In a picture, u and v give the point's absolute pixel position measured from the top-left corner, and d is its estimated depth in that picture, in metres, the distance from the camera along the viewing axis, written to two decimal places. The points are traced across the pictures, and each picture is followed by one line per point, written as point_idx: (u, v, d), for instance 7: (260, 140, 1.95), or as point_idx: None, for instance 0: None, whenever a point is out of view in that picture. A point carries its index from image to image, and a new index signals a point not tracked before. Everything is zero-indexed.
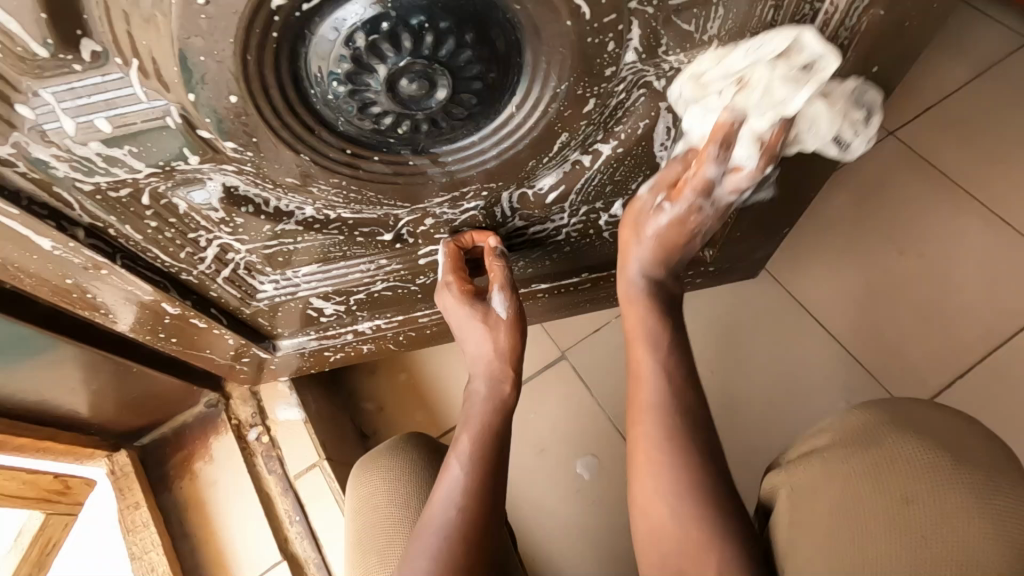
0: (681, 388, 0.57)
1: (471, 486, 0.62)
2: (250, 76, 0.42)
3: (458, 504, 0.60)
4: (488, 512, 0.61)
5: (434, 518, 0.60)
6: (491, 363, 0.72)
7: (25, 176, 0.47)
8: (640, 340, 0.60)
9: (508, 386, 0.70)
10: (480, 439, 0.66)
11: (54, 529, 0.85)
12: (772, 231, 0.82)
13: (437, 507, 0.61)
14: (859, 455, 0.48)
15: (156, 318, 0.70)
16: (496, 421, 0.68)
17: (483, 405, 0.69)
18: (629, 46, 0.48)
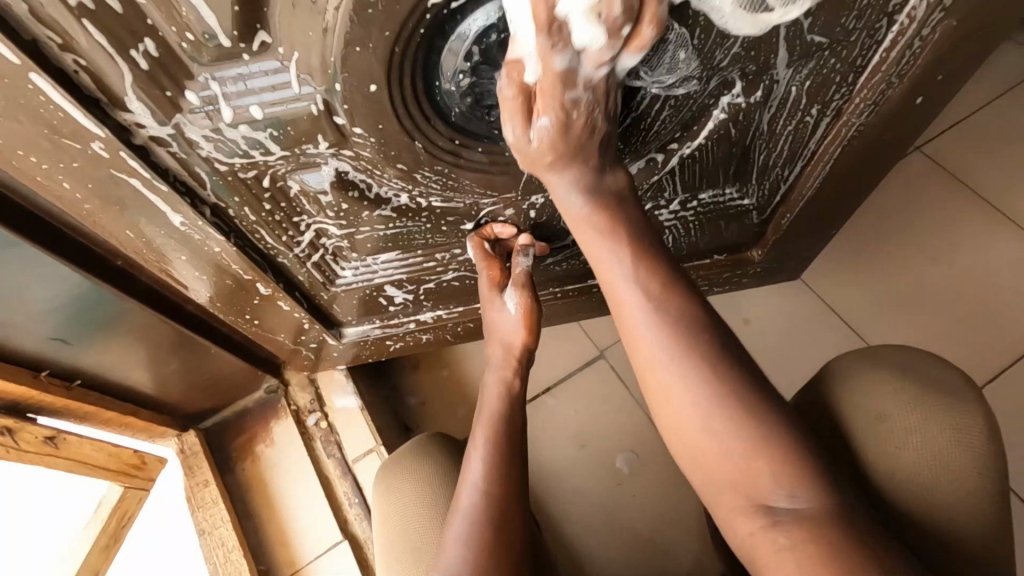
0: (657, 306, 0.55)
1: (492, 470, 0.64)
2: (392, 65, 0.47)
3: (483, 488, 0.63)
4: (513, 490, 0.64)
5: (464, 503, 0.62)
6: (502, 357, 0.77)
7: (173, 155, 0.51)
8: (603, 259, 0.59)
9: (517, 379, 0.76)
10: (494, 426, 0.69)
11: (130, 502, 0.87)
12: (821, 230, 0.86)
13: (466, 491, 0.63)
14: (844, 398, 0.58)
15: (246, 298, 0.74)
16: (510, 410, 0.72)
17: (495, 394, 0.73)
18: (728, 50, 0.53)
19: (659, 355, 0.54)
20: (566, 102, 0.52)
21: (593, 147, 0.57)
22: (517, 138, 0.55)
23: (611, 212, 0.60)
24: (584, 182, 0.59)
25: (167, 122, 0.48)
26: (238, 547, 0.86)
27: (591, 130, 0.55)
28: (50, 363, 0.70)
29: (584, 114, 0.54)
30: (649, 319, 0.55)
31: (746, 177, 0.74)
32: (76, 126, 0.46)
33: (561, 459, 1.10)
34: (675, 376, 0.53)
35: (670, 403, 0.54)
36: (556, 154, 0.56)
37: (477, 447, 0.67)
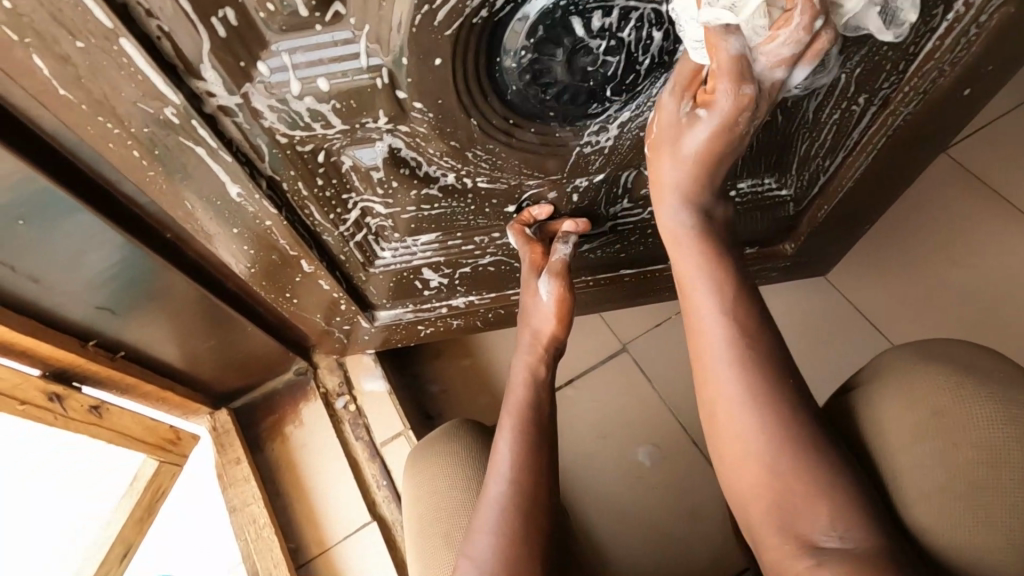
0: (746, 344, 0.52)
1: (519, 460, 0.63)
2: (458, 39, 0.48)
3: (512, 475, 0.62)
4: (542, 475, 0.64)
5: (493, 491, 0.62)
6: (530, 345, 0.76)
7: (237, 125, 0.52)
8: (692, 279, 0.56)
9: (542, 366, 0.74)
10: (522, 417, 0.67)
11: (164, 477, 0.86)
12: (855, 224, 0.86)
13: (495, 479, 0.63)
14: (892, 391, 0.53)
15: (288, 275, 0.75)
16: (538, 395, 0.71)
17: (523, 386, 0.71)
18: None
19: (733, 383, 0.51)
20: (688, 90, 0.55)
21: (737, 151, 0.56)
22: (672, 110, 0.56)
23: (709, 240, 0.57)
24: (705, 165, 0.57)
25: (236, 91, 0.49)
26: (269, 523, 0.86)
27: (746, 134, 0.55)
28: (98, 333, 0.71)
29: (734, 114, 0.53)
30: (727, 346, 0.52)
31: (787, 167, 0.74)
32: (151, 91, 0.47)
33: (584, 450, 1.10)
34: (730, 378, 0.52)
35: (729, 424, 0.51)
36: (703, 156, 0.56)
37: (504, 433, 0.66)
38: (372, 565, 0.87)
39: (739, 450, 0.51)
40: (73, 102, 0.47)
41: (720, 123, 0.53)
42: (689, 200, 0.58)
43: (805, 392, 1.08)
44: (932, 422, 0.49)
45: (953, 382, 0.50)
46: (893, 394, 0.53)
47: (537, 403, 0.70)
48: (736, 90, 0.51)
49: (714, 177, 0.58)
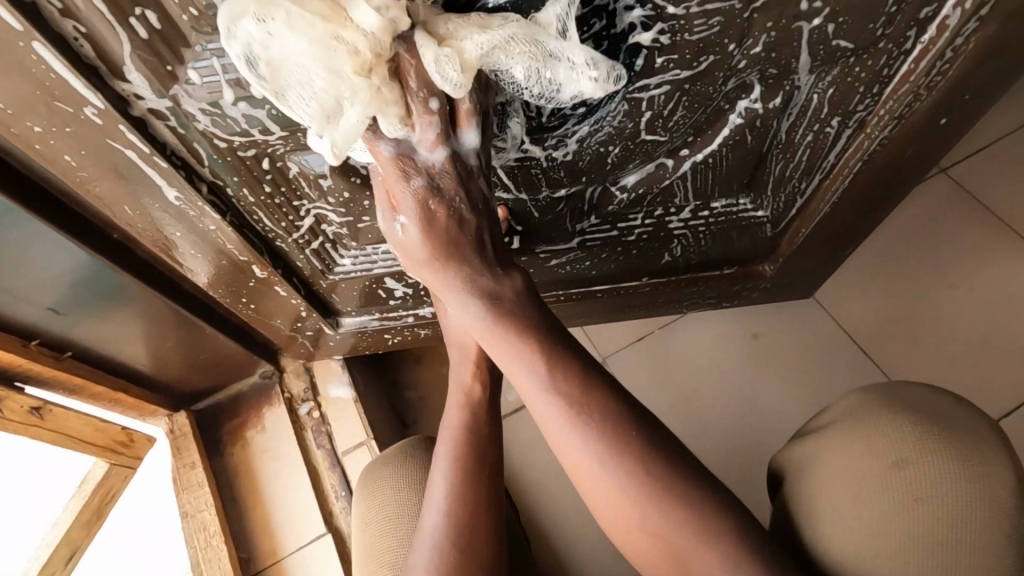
0: (573, 406, 0.49)
1: (455, 492, 0.61)
2: (395, 48, 0.46)
3: (447, 510, 0.60)
4: (484, 504, 0.61)
5: (426, 528, 0.60)
6: (459, 361, 0.70)
7: (171, 129, 0.50)
8: (516, 371, 0.51)
9: (476, 384, 0.69)
10: (455, 443, 0.64)
11: (114, 481, 0.84)
12: (839, 246, 0.83)
13: (428, 517, 0.60)
14: (852, 436, 0.50)
15: (243, 280, 0.73)
16: (475, 417, 0.67)
17: (458, 408, 0.67)
18: (748, 51, 0.50)
19: (598, 473, 0.47)
20: (421, 196, 0.53)
21: (468, 242, 0.54)
22: (388, 229, 0.56)
23: (510, 320, 0.52)
24: (435, 245, 0.54)
25: (165, 93, 0.47)
26: (219, 532, 0.84)
27: (473, 218, 0.55)
28: (41, 332, 0.69)
29: (442, 201, 0.53)
30: (562, 417, 0.49)
31: (762, 188, 0.71)
32: (70, 91, 0.45)
33: (556, 466, 1.07)
34: (576, 445, 0.48)
35: (592, 487, 0.49)
36: (432, 252, 0.54)
37: (440, 459, 0.63)
38: None
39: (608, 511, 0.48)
40: None
41: (423, 208, 0.53)
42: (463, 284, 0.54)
43: (783, 417, 1.05)
44: (897, 474, 0.47)
45: (920, 437, 0.47)
46: (857, 439, 0.49)
47: (474, 430, 0.65)
48: (420, 189, 0.53)
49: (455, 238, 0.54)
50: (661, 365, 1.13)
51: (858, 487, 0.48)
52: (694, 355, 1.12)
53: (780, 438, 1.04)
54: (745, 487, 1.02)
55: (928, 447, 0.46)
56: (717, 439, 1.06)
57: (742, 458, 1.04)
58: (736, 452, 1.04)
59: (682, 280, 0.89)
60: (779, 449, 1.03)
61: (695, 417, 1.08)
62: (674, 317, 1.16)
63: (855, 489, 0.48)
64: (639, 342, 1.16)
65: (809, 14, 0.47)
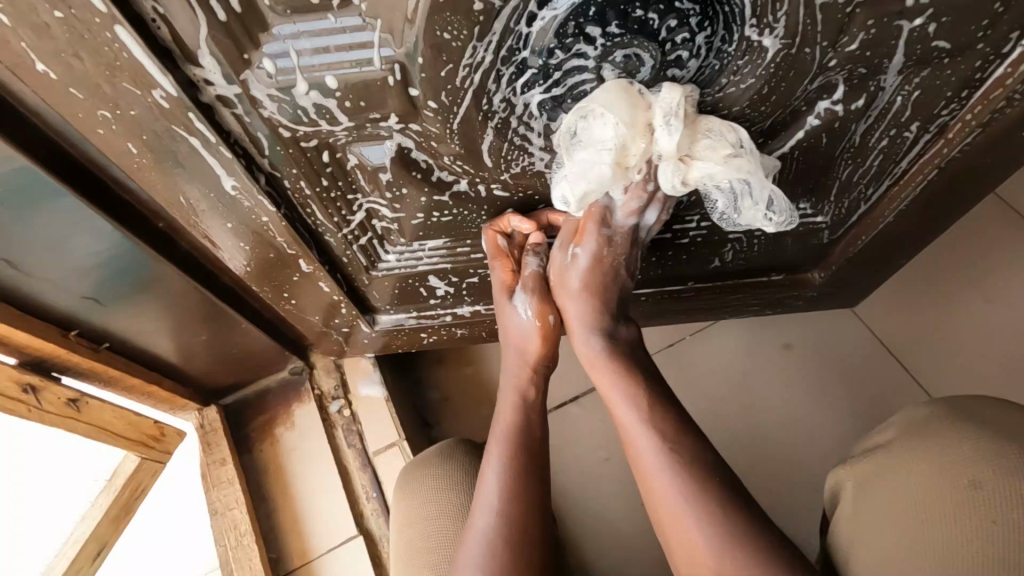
0: (665, 442, 0.54)
1: (511, 487, 0.59)
2: (480, 34, 0.44)
3: (500, 506, 0.58)
4: (535, 504, 0.59)
5: (476, 526, 0.58)
6: (517, 364, 0.69)
7: (237, 117, 0.48)
8: (615, 397, 0.59)
9: (532, 388, 0.68)
10: (511, 442, 0.63)
11: (144, 476, 0.81)
12: (896, 254, 0.80)
13: (480, 515, 0.58)
14: (920, 452, 0.48)
15: (286, 274, 0.71)
16: (527, 420, 0.66)
17: (512, 408, 0.67)
18: (841, 49, 0.48)
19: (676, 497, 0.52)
20: (601, 242, 0.62)
21: (614, 290, 0.65)
22: (564, 258, 0.65)
23: (621, 361, 0.62)
24: (594, 288, 0.64)
25: (235, 77, 0.45)
26: (250, 531, 0.82)
27: (620, 267, 0.64)
28: (81, 322, 0.67)
29: (613, 253, 0.63)
30: (654, 449, 0.54)
31: (824, 193, 0.69)
32: (139, 72, 0.43)
33: (586, 472, 1.05)
34: (670, 487, 0.52)
35: (672, 516, 0.52)
36: (587, 290, 0.64)
37: (492, 457, 0.62)
38: None
39: (682, 544, 0.51)
40: (54, 79, 0.44)
41: (596, 249, 0.63)
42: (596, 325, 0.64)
43: (822, 429, 1.03)
44: (962, 494, 0.44)
45: (1006, 459, 0.44)
46: (927, 454, 0.48)
47: (527, 430, 0.64)
48: (602, 234, 0.62)
49: (609, 301, 0.65)
50: (694, 372, 1.10)
51: (919, 502, 0.46)
52: (728, 362, 1.10)
53: (819, 450, 1.01)
54: (784, 499, 0.99)
55: (1004, 468, 0.43)
56: (754, 448, 1.03)
57: (779, 470, 1.01)
58: (774, 464, 1.01)
59: (728, 287, 0.87)
60: (818, 460, 1.00)
61: (730, 425, 1.05)
62: (708, 323, 1.14)
63: (908, 504, 0.46)
64: (671, 348, 1.13)
65: (912, 12, 0.45)
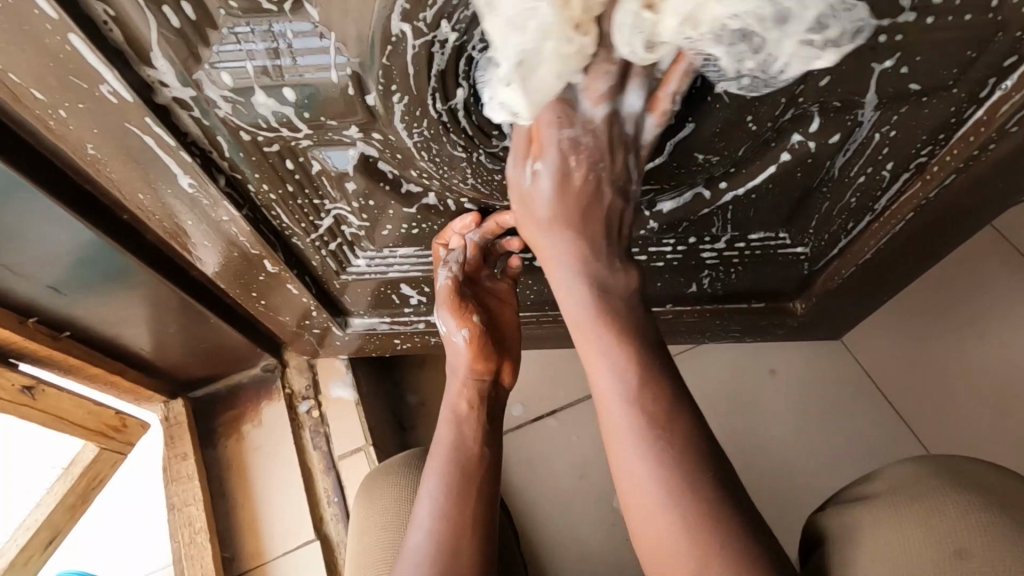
0: (653, 425, 0.46)
1: (444, 503, 0.60)
2: (436, 48, 0.43)
3: (431, 528, 0.58)
4: (473, 524, 0.59)
5: (411, 546, 0.58)
6: (450, 382, 0.69)
7: (196, 120, 0.48)
8: (602, 374, 0.49)
9: (464, 403, 0.67)
10: (447, 461, 0.63)
11: (102, 466, 0.80)
12: (880, 287, 0.78)
13: (413, 534, 0.59)
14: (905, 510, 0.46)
15: (252, 274, 0.70)
16: (466, 436, 0.65)
17: (447, 427, 0.66)
18: (814, 80, 0.46)
19: (655, 488, 0.44)
20: (565, 149, 0.47)
21: (599, 212, 0.51)
22: (517, 175, 0.51)
23: (613, 317, 0.50)
24: (567, 212, 0.51)
25: (189, 78, 0.44)
26: (205, 528, 0.81)
27: (604, 185, 0.50)
28: (41, 309, 0.66)
29: (586, 163, 0.49)
30: (636, 433, 0.46)
31: (804, 223, 0.68)
32: (85, 66, 0.42)
33: (557, 488, 1.04)
34: (647, 475, 0.45)
35: (641, 507, 0.45)
36: (563, 218, 0.51)
37: (430, 476, 0.62)
38: None
39: (653, 542, 0.45)
40: (1, 69, 0.43)
41: (560, 164, 0.48)
42: (583, 270, 0.52)
43: (798, 460, 1.00)
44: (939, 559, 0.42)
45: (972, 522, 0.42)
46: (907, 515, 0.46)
47: (465, 447, 0.64)
48: (569, 138, 0.47)
49: (599, 229, 0.52)
50: None
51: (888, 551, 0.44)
52: (708, 386, 1.08)
53: (794, 483, 0.99)
54: None
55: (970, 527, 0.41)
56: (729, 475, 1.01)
57: (754, 499, 0.99)
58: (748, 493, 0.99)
59: (707, 312, 0.85)
60: (792, 492, 0.98)
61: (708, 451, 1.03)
62: (690, 344, 1.12)
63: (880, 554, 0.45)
64: None
65: (884, 49, 0.44)
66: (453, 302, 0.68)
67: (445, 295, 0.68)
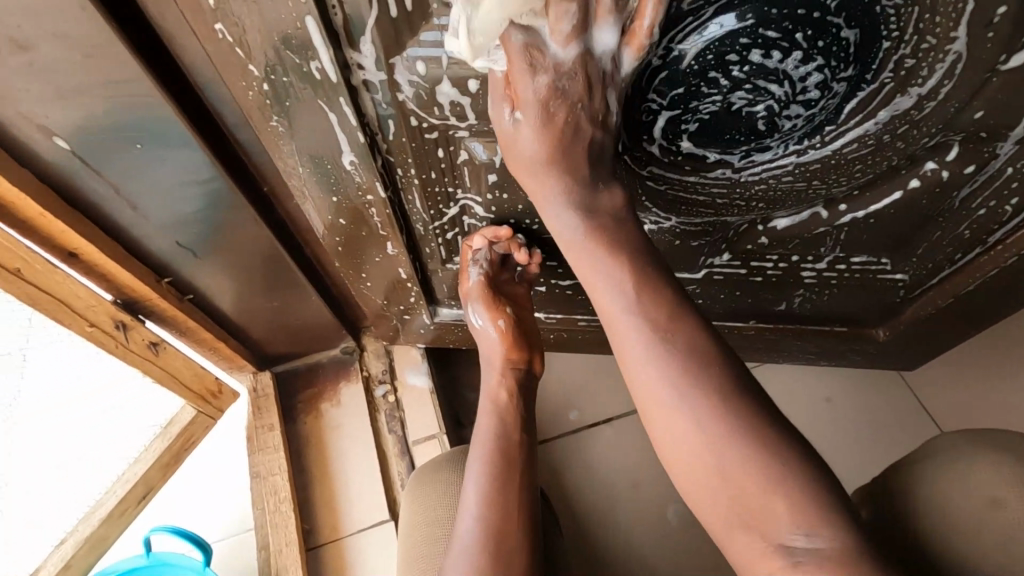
0: (663, 334, 0.48)
1: (489, 489, 0.61)
2: (626, 50, 0.45)
3: (480, 513, 0.59)
4: (517, 509, 0.60)
5: (461, 532, 0.59)
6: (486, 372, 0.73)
7: (375, 101, 0.51)
8: (601, 289, 0.52)
9: (503, 392, 0.71)
10: (491, 449, 0.65)
11: (196, 429, 0.83)
12: (971, 320, 0.79)
13: (463, 519, 0.60)
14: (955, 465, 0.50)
15: (369, 255, 0.74)
16: (507, 425, 0.68)
17: (489, 417, 0.68)
18: (971, 107, 0.49)
19: (658, 374, 0.47)
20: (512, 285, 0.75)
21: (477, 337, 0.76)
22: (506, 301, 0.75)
23: (606, 237, 0.53)
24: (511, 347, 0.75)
25: (386, 63, 0.47)
26: (289, 498, 0.84)
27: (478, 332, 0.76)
28: (175, 271, 0.69)
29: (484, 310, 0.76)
30: (640, 341, 0.49)
31: (910, 251, 0.70)
32: (304, 43, 0.45)
33: (614, 496, 1.02)
34: (674, 400, 0.47)
35: (657, 409, 0.48)
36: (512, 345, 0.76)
37: (473, 464, 0.64)
38: (381, 569, 0.83)
39: (670, 439, 0.47)
40: (228, 41, 0.45)
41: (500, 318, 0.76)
42: (572, 207, 0.54)
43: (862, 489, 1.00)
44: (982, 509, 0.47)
45: None
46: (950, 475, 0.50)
47: (506, 435, 0.66)
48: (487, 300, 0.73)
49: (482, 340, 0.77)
50: None
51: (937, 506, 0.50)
52: (769, 404, 1.08)
53: None
54: None
55: None
56: None
57: None
58: None
59: (790, 332, 0.87)
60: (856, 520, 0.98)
61: None
62: (754, 365, 1.12)
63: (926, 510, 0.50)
64: None
65: None
66: (485, 296, 0.72)
67: (477, 292, 0.73)
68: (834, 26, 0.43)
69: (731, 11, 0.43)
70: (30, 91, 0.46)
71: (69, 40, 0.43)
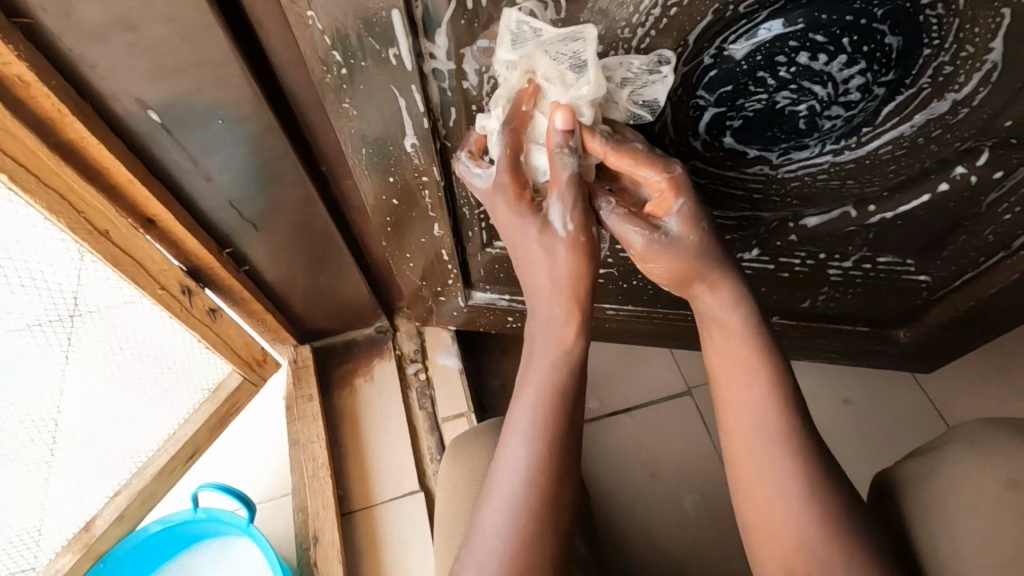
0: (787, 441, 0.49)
1: (548, 452, 0.50)
2: (681, 49, 0.49)
3: (532, 473, 0.49)
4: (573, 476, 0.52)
5: (504, 482, 0.50)
6: (564, 313, 0.54)
7: (442, 89, 0.55)
8: (742, 373, 0.52)
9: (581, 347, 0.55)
10: (554, 408, 0.52)
11: (241, 395, 0.90)
12: (992, 325, 0.81)
13: (507, 468, 0.50)
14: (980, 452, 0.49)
15: (415, 236, 0.77)
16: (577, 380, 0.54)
17: (558, 368, 0.53)
18: (1004, 115, 0.52)
19: (779, 475, 0.49)
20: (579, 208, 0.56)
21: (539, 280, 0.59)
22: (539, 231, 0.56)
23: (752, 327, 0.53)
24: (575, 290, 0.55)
25: (456, 53, 0.51)
26: (326, 465, 0.88)
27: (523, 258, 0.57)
28: (235, 243, 0.74)
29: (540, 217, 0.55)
30: (772, 436, 0.50)
31: (935, 253, 0.72)
32: (387, 32, 0.49)
33: (632, 484, 1.05)
34: (781, 477, 0.49)
35: (765, 495, 0.49)
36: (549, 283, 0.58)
37: (530, 412, 0.52)
38: (411, 536, 0.87)
39: (767, 514, 0.49)
40: (317, 27, 0.49)
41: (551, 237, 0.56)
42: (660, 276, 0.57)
43: None
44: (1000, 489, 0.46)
45: None
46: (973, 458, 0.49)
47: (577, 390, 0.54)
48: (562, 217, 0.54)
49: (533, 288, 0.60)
50: None
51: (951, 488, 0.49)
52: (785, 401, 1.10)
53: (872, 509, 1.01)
54: None
55: None
56: None
57: None
58: None
59: (813, 329, 0.90)
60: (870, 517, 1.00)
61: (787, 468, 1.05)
62: None
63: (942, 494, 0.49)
64: None
65: None
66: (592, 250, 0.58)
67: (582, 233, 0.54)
68: (878, 32, 0.47)
69: (782, 15, 0.46)
70: (133, 67, 0.51)
71: (175, 22, 0.48)
